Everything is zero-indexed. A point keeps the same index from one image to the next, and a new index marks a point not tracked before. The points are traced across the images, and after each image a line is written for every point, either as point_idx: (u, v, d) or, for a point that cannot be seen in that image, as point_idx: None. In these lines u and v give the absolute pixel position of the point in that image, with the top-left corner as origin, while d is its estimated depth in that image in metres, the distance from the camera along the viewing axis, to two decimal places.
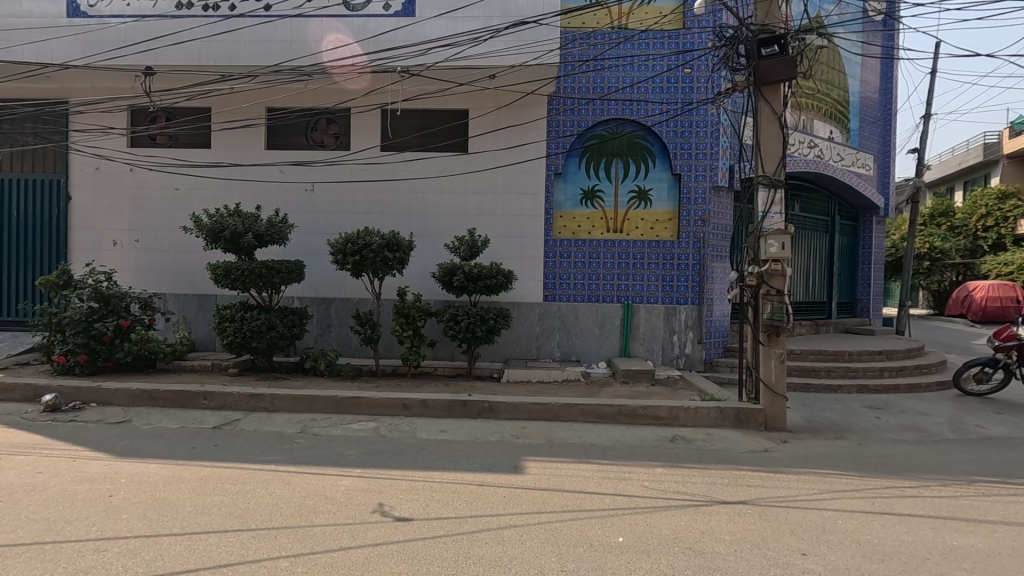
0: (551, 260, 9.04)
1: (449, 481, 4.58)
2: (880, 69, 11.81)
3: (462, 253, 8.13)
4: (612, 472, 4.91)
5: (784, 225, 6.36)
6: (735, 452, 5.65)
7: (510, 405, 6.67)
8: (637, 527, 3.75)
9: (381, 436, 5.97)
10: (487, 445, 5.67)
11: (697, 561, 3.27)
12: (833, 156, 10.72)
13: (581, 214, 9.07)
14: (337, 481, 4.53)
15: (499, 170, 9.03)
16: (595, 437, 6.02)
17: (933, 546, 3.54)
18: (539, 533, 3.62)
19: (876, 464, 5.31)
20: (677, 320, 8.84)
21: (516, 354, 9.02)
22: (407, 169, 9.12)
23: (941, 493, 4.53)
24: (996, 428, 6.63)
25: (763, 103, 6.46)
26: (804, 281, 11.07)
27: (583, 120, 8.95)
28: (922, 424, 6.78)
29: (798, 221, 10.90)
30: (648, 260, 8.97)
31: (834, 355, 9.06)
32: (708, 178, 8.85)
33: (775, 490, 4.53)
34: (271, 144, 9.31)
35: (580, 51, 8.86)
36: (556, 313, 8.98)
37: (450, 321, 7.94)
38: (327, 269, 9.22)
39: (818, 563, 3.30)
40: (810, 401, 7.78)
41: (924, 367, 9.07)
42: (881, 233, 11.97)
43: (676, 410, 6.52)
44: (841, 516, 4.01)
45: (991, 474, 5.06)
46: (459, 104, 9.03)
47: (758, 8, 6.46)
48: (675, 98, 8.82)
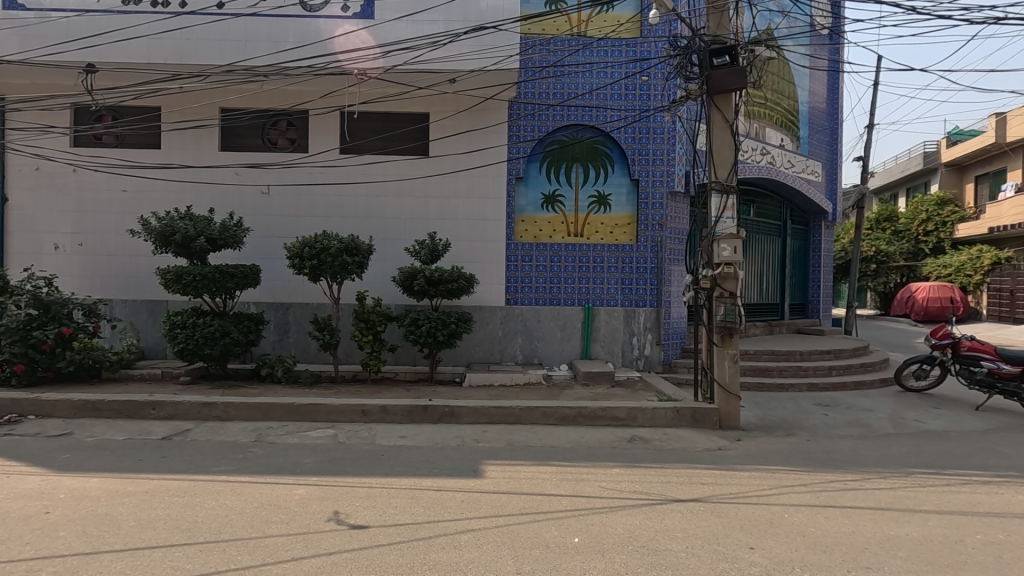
0: (513, 264, 9.08)
1: (407, 487, 4.55)
2: (827, 80, 12.38)
3: (422, 257, 8.09)
4: (570, 473, 4.98)
5: (736, 229, 6.57)
6: (691, 451, 5.78)
7: (470, 410, 6.67)
8: (593, 527, 3.80)
9: (339, 443, 5.86)
10: (447, 450, 5.65)
11: (650, 560, 3.34)
12: (784, 162, 11.11)
13: (543, 218, 9.15)
14: (292, 491, 4.44)
15: (461, 174, 9.05)
16: (555, 439, 6.08)
17: (871, 536, 3.71)
18: (496, 536, 3.63)
19: (822, 459, 5.54)
20: (637, 322, 9.01)
21: (478, 358, 9.02)
22: (367, 172, 9.02)
23: (880, 485, 4.75)
24: (932, 422, 7.01)
25: (715, 111, 6.65)
26: (758, 284, 11.43)
27: (543, 126, 9.04)
28: (866, 420, 7.11)
29: (752, 226, 11.27)
30: (608, 264, 9.12)
31: (786, 355, 9.39)
32: (665, 184, 9.09)
33: (727, 487, 4.67)
34: (224, 145, 9.06)
35: (540, 57, 8.94)
36: (518, 317, 9.02)
37: (410, 326, 7.87)
38: (284, 273, 9.02)
39: (765, 556, 3.42)
40: (763, 400, 8.03)
41: (869, 365, 9.51)
42: (829, 237, 12.48)
43: (634, 411, 6.64)
44: (788, 510, 4.16)
45: (927, 465, 5.34)
46: (420, 108, 9.01)
47: (709, 20, 6.65)
48: (633, 105, 8.99)
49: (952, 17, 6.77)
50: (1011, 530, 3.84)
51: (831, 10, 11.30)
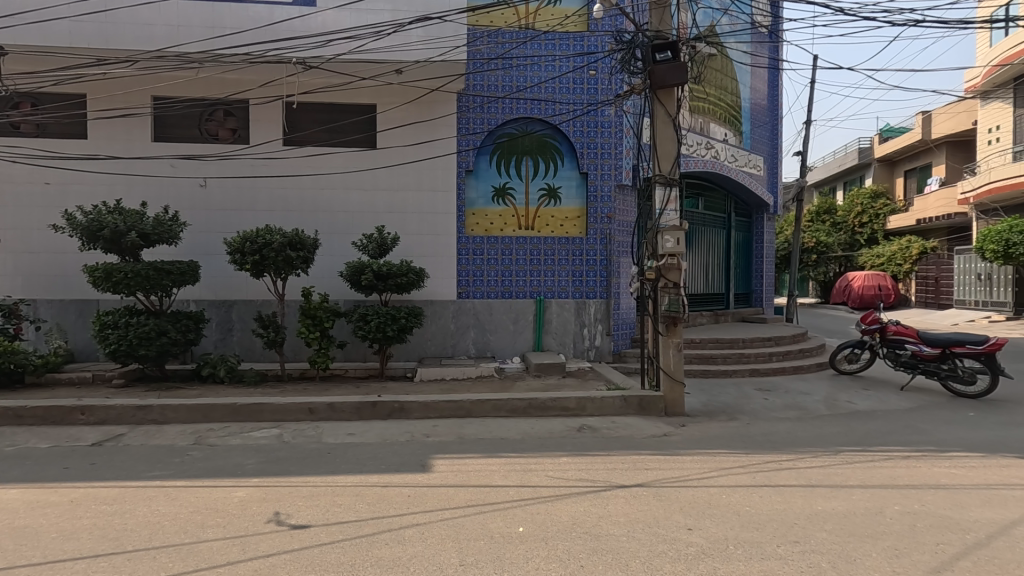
0: (464, 258, 9.05)
1: (353, 484, 4.48)
2: (766, 78, 12.89)
3: (371, 251, 7.96)
4: (519, 464, 5.02)
5: (679, 221, 6.75)
6: (637, 438, 5.93)
7: (420, 405, 6.62)
8: (538, 516, 3.85)
9: (284, 442, 5.72)
10: (396, 446, 5.60)
11: (591, 545, 3.40)
12: (728, 156, 11.47)
13: (493, 212, 9.16)
14: (231, 493, 4.30)
15: (409, 166, 8.93)
16: (505, 431, 6.11)
17: (801, 512, 3.90)
18: (441, 529, 3.63)
19: (759, 441, 5.79)
20: (587, 314, 9.13)
21: (430, 353, 8.95)
22: (312, 165, 8.78)
23: (811, 463, 5.01)
24: (862, 403, 7.44)
25: (658, 105, 6.78)
26: (704, 275, 11.78)
27: (492, 118, 9.01)
28: (802, 403, 7.47)
29: (698, 218, 11.59)
30: (559, 256, 9.20)
31: (730, 343, 9.73)
32: (613, 177, 9.26)
33: (669, 471, 4.81)
34: (158, 136, 8.64)
35: (488, 49, 8.90)
36: (470, 310, 8.99)
37: (359, 321, 7.73)
38: (226, 269, 8.69)
39: (701, 536, 3.54)
40: (708, 386, 8.32)
41: (806, 350, 9.98)
42: (771, 229, 13.00)
43: (583, 401, 6.74)
44: (726, 491, 4.33)
45: (855, 443, 5.67)
46: (366, 100, 8.85)
47: (652, 15, 6.76)
48: (581, 98, 9.10)
49: (876, 19, 7.14)
50: (927, 500, 4.12)
51: (770, 10, 11.75)
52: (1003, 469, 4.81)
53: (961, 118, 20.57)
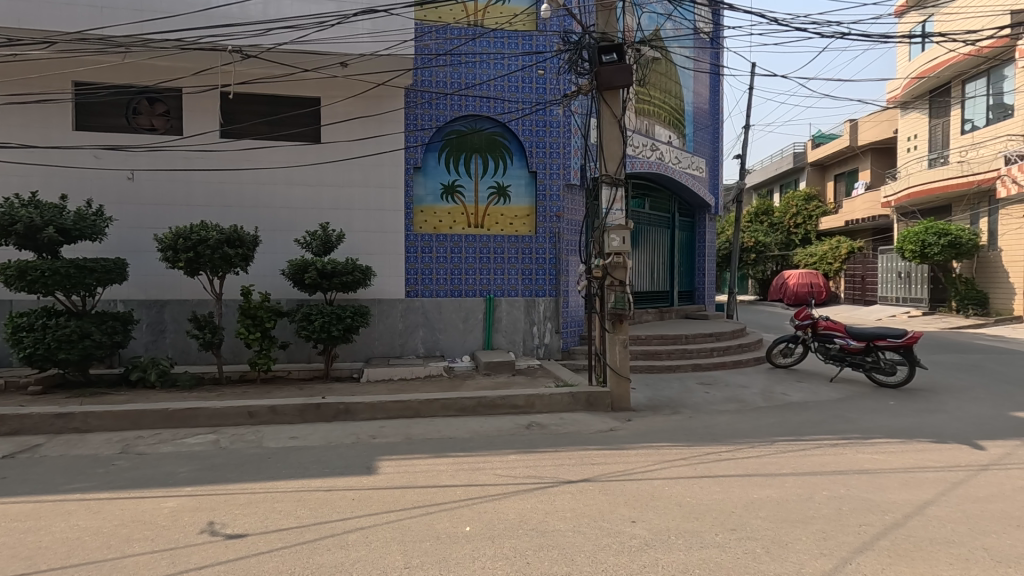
0: (412, 256, 8.93)
1: (294, 489, 4.33)
2: (708, 83, 13.36)
3: (315, 249, 7.75)
4: (467, 463, 4.99)
5: (625, 220, 6.90)
6: (584, 434, 6.02)
7: (367, 406, 6.48)
8: (485, 514, 3.84)
9: (221, 448, 5.47)
10: (341, 448, 5.46)
11: (538, 542, 3.42)
12: (672, 158, 11.82)
13: (442, 209, 9.08)
14: (161, 504, 4.06)
15: (355, 162, 8.73)
16: (454, 430, 6.06)
17: (738, 501, 4.06)
18: (386, 532, 3.55)
19: (700, 433, 6.00)
20: (537, 311, 9.19)
21: (377, 353, 8.77)
22: (252, 159, 8.43)
23: (748, 453, 5.22)
24: (796, 394, 7.84)
25: (604, 106, 6.90)
26: (649, 273, 12.10)
27: (441, 115, 8.93)
28: (741, 395, 7.80)
29: (644, 218, 11.88)
30: (508, 255, 9.22)
31: (673, 339, 10.05)
32: (562, 177, 9.35)
33: (615, 466, 4.90)
34: (80, 125, 8.09)
35: (436, 45, 8.81)
36: (419, 309, 8.87)
37: (303, 321, 7.49)
38: (157, 267, 8.21)
39: (644, 528, 3.63)
40: (653, 381, 8.56)
41: (745, 345, 10.42)
42: (712, 229, 13.49)
43: (532, 398, 6.78)
44: (669, 483, 4.45)
45: (789, 433, 5.97)
46: (308, 92, 8.58)
47: (598, 17, 6.85)
48: (530, 97, 9.15)
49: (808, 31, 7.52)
50: (852, 485, 4.37)
51: (711, 17, 12.18)
52: (919, 453, 5.17)
53: (883, 126, 22.10)
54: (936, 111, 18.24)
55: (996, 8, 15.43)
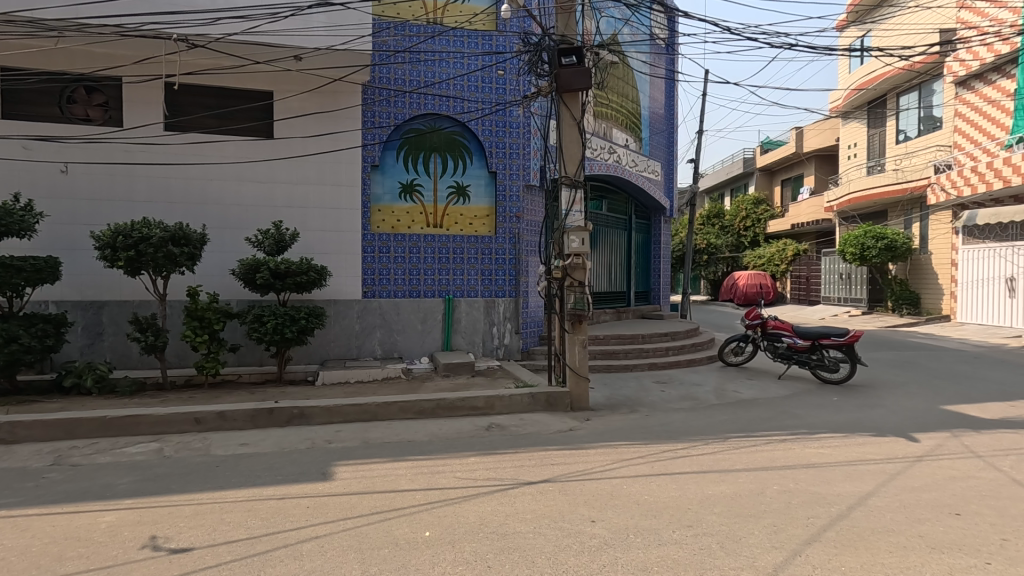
0: (369, 256, 8.75)
1: (244, 499, 4.15)
2: (663, 88, 13.69)
3: (267, 248, 7.48)
4: (426, 467, 4.92)
5: (584, 222, 6.96)
6: (544, 434, 6.04)
7: (322, 410, 6.30)
8: (445, 518, 3.79)
9: (165, 457, 5.20)
10: (295, 454, 5.29)
11: (498, 544, 3.39)
12: (629, 161, 12.03)
13: (400, 209, 8.94)
14: (97, 518, 3.82)
15: (310, 158, 8.48)
16: (412, 433, 5.97)
17: (694, 498, 4.15)
18: (342, 540, 3.45)
19: (656, 431, 6.12)
20: (496, 312, 9.16)
21: (333, 355, 8.55)
22: (199, 154, 8.07)
23: (703, 450, 5.36)
24: (747, 392, 8.11)
25: (563, 108, 6.94)
26: (607, 274, 12.27)
27: (399, 113, 8.79)
28: (695, 393, 8.01)
29: (602, 219, 12.05)
30: (468, 255, 9.17)
31: (630, 339, 10.23)
32: (521, 178, 9.37)
33: (574, 465, 4.93)
34: (7, 113, 7.55)
35: (394, 42, 8.68)
36: (376, 310, 8.69)
37: (254, 323, 7.21)
38: (94, 266, 7.74)
39: (603, 527, 3.66)
40: (611, 380, 8.68)
41: (698, 345, 10.71)
42: (667, 231, 13.82)
43: (492, 400, 6.75)
44: (627, 482, 4.52)
45: (740, 429, 6.16)
46: (260, 86, 8.29)
47: (558, 19, 6.89)
48: (489, 98, 9.12)
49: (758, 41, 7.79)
50: (800, 478, 4.55)
51: (666, 24, 12.47)
52: (860, 446, 5.43)
53: (826, 135, 23.20)
54: (874, 121, 19.28)
55: (927, 26, 16.43)
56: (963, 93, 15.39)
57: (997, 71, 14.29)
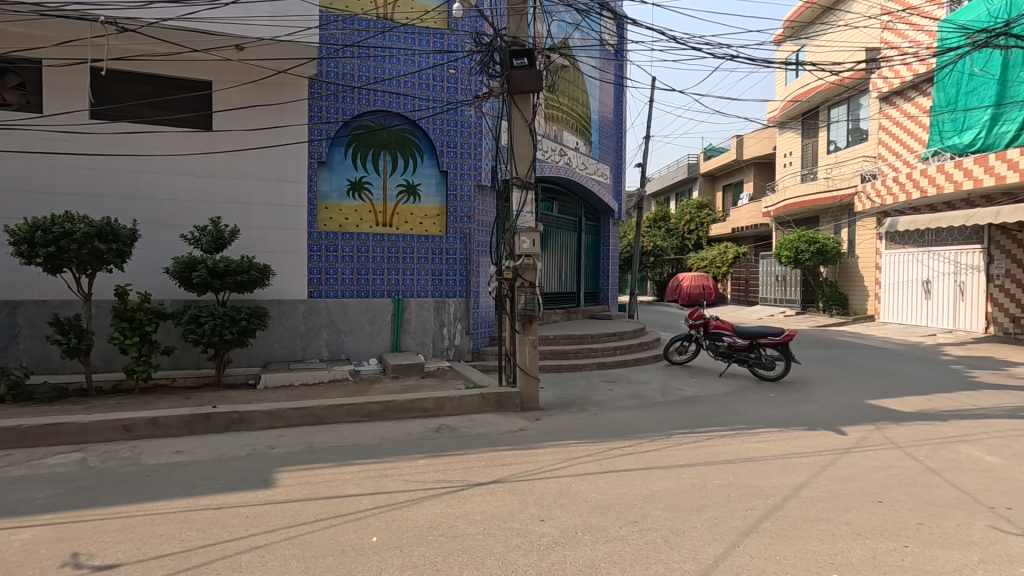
0: (316, 254, 8.50)
1: (178, 510, 3.93)
2: (612, 93, 13.99)
3: (204, 245, 7.14)
4: (374, 470, 4.82)
5: (535, 223, 7.01)
6: (494, 434, 6.04)
7: (264, 414, 6.07)
8: (394, 523, 3.72)
9: (89, 467, 4.86)
10: (235, 461, 5.06)
11: (447, 547, 3.36)
12: (579, 164, 12.22)
13: (348, 207, 8.74)
14: (10, 536, 3.53)
15: (252, 153, 8.15)
16: (360, 437, 5.84)
17: (640, 494, 4.26)
18: (285, 549, 3.33)
19: (604, 429, 6.24)
20: (447, 313, 9.05)
21: (276, 357, 8.24)
22: (130, 144, 7.62)
23: (648, 447, 5.50)
24: (690, 389, 8.39)
25: (515, 109, 6.96)
26: (557, 275, 12.42)
27: (347, 108, 8.59)
28: (641, 392, 8.22)
29: (553, 220, 12.18)
30: (418, 255, 9.06)
31: (580, 339, 10.38)
32: (473, 178, 9.34)
33: (524, 465, 4.95)
34: None
35: (343, 35, 8.47)
36: (322, 311, 8.43)
37: (190, 324, 6.86)
38: (7, 263, 7.15)
39: (553, 526, 3.69)
40: (561, 380, 8.80)
41: (645, 344, 10.99)
42: (616, 233, 14.13)
43: (442, 401, 6.69)
44: (576, 480, 4.58)
45: (684, 426, 6.37)
46: (198, 75, 7.90)
47: (510, 21, 6.91)
48: (441, 96, 9.05)
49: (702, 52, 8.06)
50: (739, 472, 4.75)
51: (616, 31, 12.76)
52: (794, 440, 5.72)
53: (764, 143, 24.35)
54: (807, 132, 20.40)
55: (854, 45, 17.55)
56: (886, 108, 16.47)
57: (916, 89, 15.35)
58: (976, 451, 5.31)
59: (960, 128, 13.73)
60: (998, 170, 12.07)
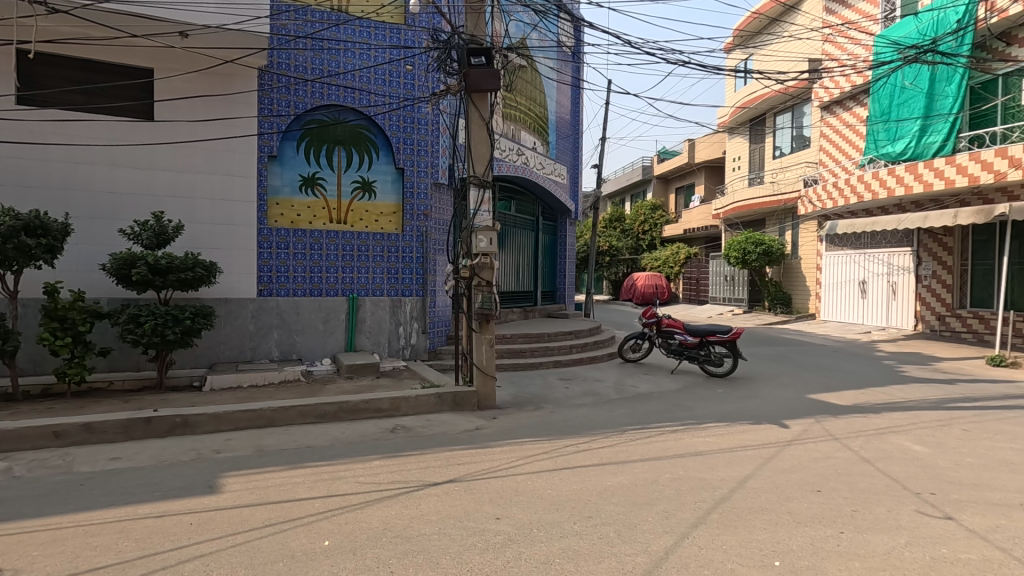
0: (266, 252, 8.25)
1: (115, 519, 3.73)
2: (569, 95, 14.16)
3: (145, 241, 6.79)
4: (326, 473, 4.71)
5: (492, 222, 7.02)
6: (450, 434, 6.01)
7: (210, 417, 5.83)
8: (346, 526, 3.65)
9: (15, 477, 4.55)
10: (178, 466, 4.85)
11: (402, 548, 3.33)
12: (537, 163, 12.30)
13: (301, 203, 8.51)
14: None
15: (198, 145, 7.82)
16: (312, 438, 5.70)
17: (594, 489, 4.33)
18: (231, 557, 3.22)
19: (559, 427, 6.31)
20: (403, 312, 8.92)
21: (223, 358, 7.93)
22: (62, 133, 7.16)
23: (602, 444, 5.61)
24: (644, 386, 8.60)
25: (472, 108, 6.94)
26: (515, 274, 12.46)
27: (300, 102, 8.37)
28: (596, 389, 8.37)
29: (510, 219, 12.22)
30: (373, 253, 8.91)
31: (537, 337, 10.44)
32: (430, 175, 9.26)
33: (480, 464, 4.96)
34: None
35: (295, 26, 8.24)
36: (273, 309, 8.17)
37: (128, 325, 6.52)
38: None
39: (508, 523, 3.71)
40: (518, 378, 8.85)
41: (600, 342, 11.17)
42: (572, 233, 14.31)
43: (397, 401, 6.61)
44: (532, 478, 4.62)
45: (637, 422, 6.52)
46: (138, 62, 7.51)
47: (468, 19, 6.87)
48: (397, 92, 8.92)
49: None
50: (688, 466, 4.90)
51: (573, 33, 12.92)
52: (740, 434, 5.96)
53: (714, 148, 25.20)
54: (754, 138, 21.23)
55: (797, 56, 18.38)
56: (827, 116, 17.33)
57: (853, 99, 16.21)
58: (905, 441, 5.67)
59: (894, 137, 14.55)
60: (927, 177, 12.88)
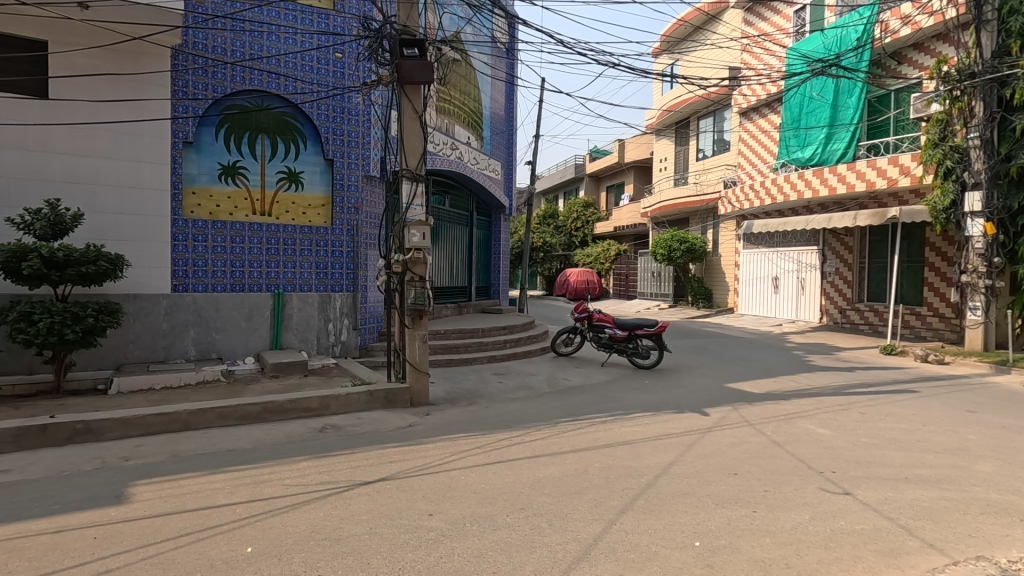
0: (180, 244, 7.71)
1: (3, 538, 3.38)
2: (503, 91, 14.20)
3: (39, 231, 6.18)
4: (249, 476, 4.50)
5: (425, 216, 6.94)
6: (382, 432, 5.90)
7: (117, 422, 5.40)
8: (271, 531, 3.50)
9: None
10: (80, 476, 4.47)
11: (331, 550, 3.24)
12: (471, 158, 12.26)
13: (220, 193, 8.03)
14: None
15: (101, 128, 7.19)
16: (233, 441, 5.41)
17: (526, 482, 4.40)
18: (142, 571, 3.01)
19: (492, 421, 6.35)
20: (332, 308, 8.66)
21: (132, 358, 7.37)
22: None
23: (535, 436, 5.69)
24: (575, 379, 8.80)
25: (404, 100, 6.79)
26: (449, 269, 12.37)
27: (218, 86, 7.88)
28: (529, 383, 8.49)
29: (444, 214, 12.12)
30: (300, 246, 8.55)
31: (471, 333, 10.44)
32: (360, 168, 9.02)
33: (412, 461, 4.90)
34: None
35: (213, 5, 7.75)
36: (189, 306, 7.70)
37: (19, 323, 5.90)
38: None
39: (441, 519, 3.69)
40: (451, 374, 8.81)
41: (533, 337, 11.33)
42: (507, 229, 14.39)
43: (326, 400, 6.41)
44: (465, 472, 4.62)
45: (569, 414, 6.68)
46: (30, 33, 6.80)
47: (400, 9, 6.70)
48: (325, 80, 8.60)
49: None
50: (617, 455, 5.08)
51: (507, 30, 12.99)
52: (665, 422, 6.24)
53: (643, 148, 26.12)
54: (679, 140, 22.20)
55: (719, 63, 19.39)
56: (745, 122, 18.40)
57: (768, 107, 17.32)
58: (811, 425, 6.14)
59: (802, 144, 15.65)
60: (831, 182, 13.96)
